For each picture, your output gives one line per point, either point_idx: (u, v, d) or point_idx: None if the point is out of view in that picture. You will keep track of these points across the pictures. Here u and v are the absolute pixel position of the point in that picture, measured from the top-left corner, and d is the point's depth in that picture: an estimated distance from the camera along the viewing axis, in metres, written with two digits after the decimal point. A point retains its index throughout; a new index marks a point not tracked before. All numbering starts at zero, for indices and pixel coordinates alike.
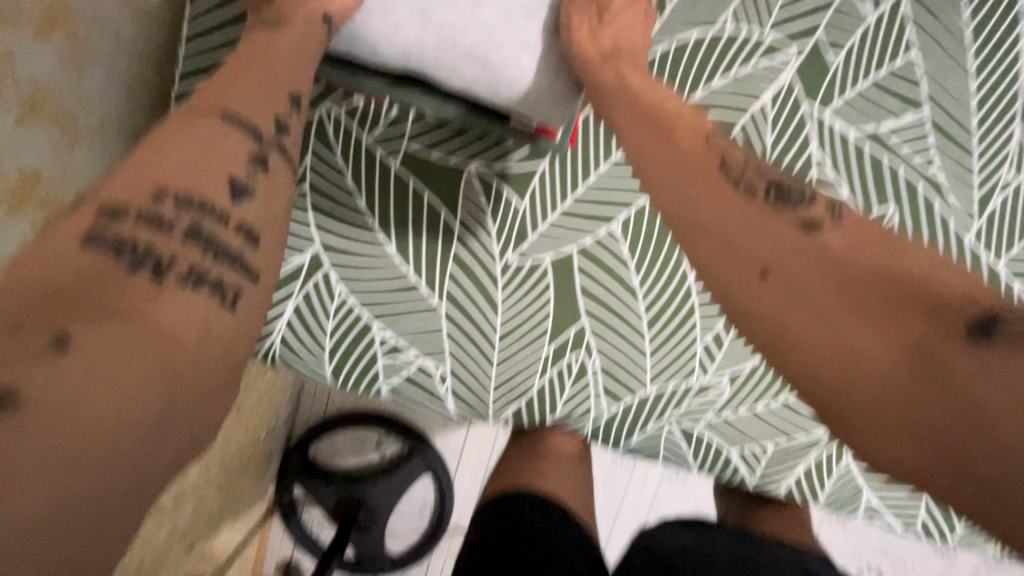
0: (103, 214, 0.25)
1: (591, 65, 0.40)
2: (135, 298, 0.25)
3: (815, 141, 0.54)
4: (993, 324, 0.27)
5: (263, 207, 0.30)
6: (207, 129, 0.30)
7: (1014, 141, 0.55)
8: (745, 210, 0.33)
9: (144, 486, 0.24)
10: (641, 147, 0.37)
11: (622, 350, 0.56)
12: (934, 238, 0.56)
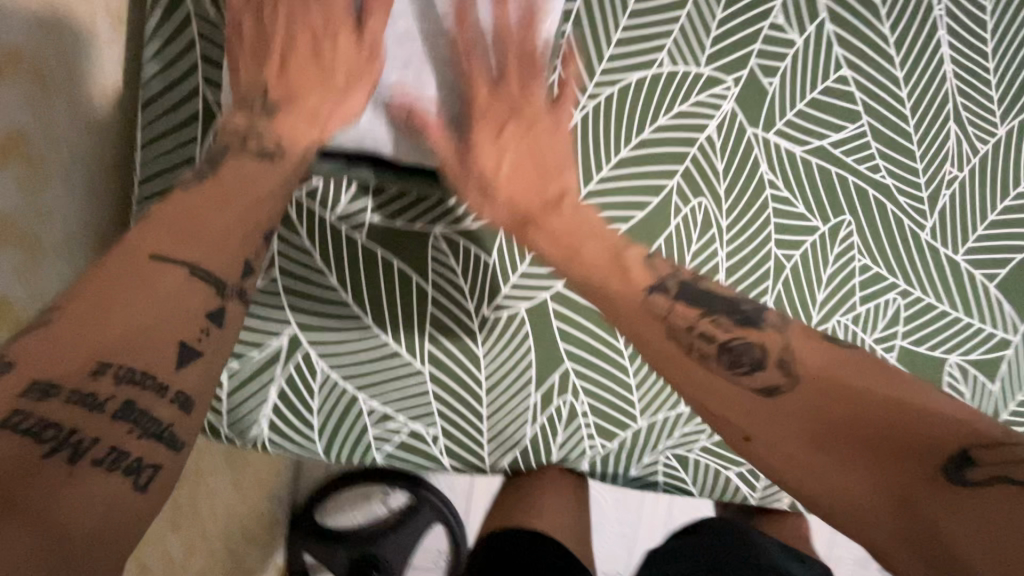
0: (33, 390, 0.25)
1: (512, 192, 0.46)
2: (45, 478, 0.23)
3: (764, 164, 0.56)
4: (965, 466, 0.26)
5: (206, 371, 0.30)
6: (171, 286, 0.31)
7: (951, 140, 0.57)
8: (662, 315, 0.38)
9: None
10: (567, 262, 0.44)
11: (608, 388, 0.57)
12: (891, 238, 0.58)
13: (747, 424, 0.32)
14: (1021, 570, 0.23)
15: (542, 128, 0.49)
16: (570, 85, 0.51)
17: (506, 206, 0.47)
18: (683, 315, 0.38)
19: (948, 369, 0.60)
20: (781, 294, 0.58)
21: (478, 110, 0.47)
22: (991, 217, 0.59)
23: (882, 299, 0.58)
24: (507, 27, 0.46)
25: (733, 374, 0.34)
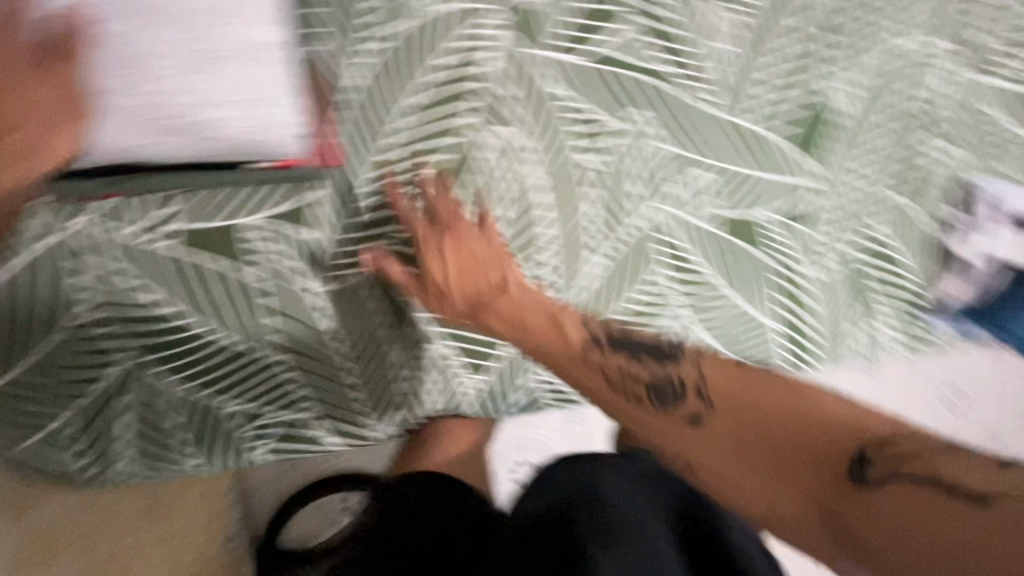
0: None
1: (460, 301, 0.55)
2: None
3: (549, 79, 0.58)
4: (865, 468, 0.37)
5: None
6: None
7: (709, 19, 0.61)
8: (603, 382, 0.47)
9: None
10: (540, 354, 0.51)
11: (468, 327, 0.58)
12: (684, 120, 0.62)
13: (685, 451, 0.43)
14: (918, 545, 0.33)
15: (467, 238, 0.55)
16: (492, 228, 0.56)
17: (462, 307, 0.55)
18: (621, 381, 0.47)
19: (762, 224, 0.65)
20: (601, 196, 0.61)
21: (416, 237, 0.55)
22: (765, 77, 0.63)
23: (690, 175, 0.63)
24: (444, 210, 0.56)
25: (668, 415, 0.44)
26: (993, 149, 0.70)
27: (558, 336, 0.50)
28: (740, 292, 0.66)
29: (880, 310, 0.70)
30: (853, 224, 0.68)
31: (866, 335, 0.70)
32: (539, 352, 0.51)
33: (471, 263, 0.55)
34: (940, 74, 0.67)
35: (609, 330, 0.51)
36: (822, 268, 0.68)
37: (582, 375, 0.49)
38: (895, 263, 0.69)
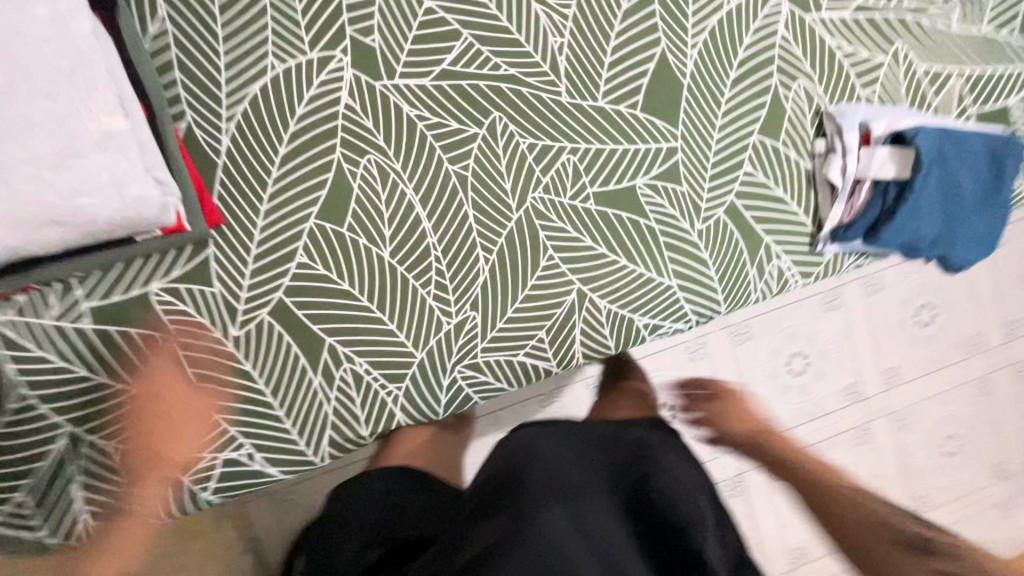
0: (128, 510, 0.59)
1: (793, 463, 0.73)
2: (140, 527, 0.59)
3: (405, 104, 0.64)
4: None
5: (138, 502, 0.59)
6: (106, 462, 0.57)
7: (542, 18, 0.66)
8: (899, 558, 0.58)
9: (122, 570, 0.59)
10: (813, 482, 0.69)
11: (375, 341, 0.64)
12: (542, 114, 0.67)
13: None
14: None
15: (823, 481, 0.68)
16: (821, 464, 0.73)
17: (804, 472, 0.71)
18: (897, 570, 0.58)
19: (641, 192, 0.69)
20: (476, 200, 0.66)
21: (782, 452, 0.76)
22: (610, 60, 0.68)
23: (558, 162, 0.67)
24: (792, 465, 0.73)
25: None
26: (849, 80, 0.73)
27: (860, 541, 0.61)
28: (633, 258, 0.70)
29: (774, 245, 0.73)
30: (730, 174, 0.71)
31: (766, 273, 0.74)
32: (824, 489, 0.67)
33: (806, 472, 0.71)
34: (782, 21, 0.71)
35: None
36: (706, 222, 0.71)
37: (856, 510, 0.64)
38: (778, 201, 0.73)
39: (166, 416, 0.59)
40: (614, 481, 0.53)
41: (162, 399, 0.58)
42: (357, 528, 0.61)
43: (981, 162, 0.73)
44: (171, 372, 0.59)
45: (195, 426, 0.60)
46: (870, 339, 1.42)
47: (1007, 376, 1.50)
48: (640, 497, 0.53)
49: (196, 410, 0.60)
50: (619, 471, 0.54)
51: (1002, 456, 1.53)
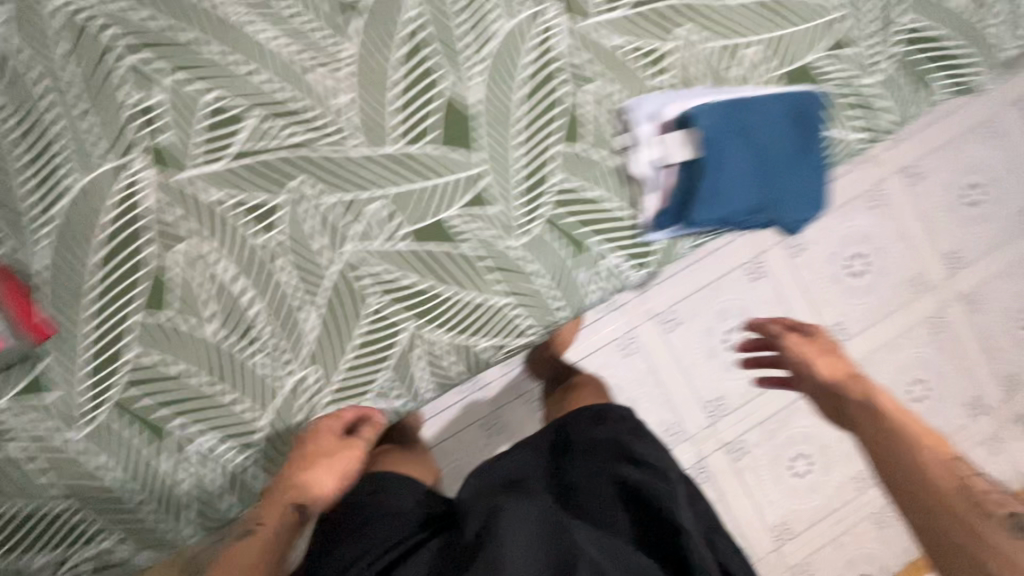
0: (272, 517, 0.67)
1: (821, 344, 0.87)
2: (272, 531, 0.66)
3: (207, 188, 0.68)
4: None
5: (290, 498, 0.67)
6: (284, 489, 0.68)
7: (322, 84, 0.70)
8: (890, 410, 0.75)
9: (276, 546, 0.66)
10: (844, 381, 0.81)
11: (219, 415, 0.69)
12: (340, 170, 0.70)
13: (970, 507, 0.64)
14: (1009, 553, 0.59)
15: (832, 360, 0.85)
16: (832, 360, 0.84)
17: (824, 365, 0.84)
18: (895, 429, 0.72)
19: (452, 222, 0.72)
20: (295, 262, 0.70)
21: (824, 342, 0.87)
22: (398, 106, 0.72)
23: (365, 212, 0.71)
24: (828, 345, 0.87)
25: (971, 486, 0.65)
26: (639, 73, 0.75)
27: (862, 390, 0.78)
28: (459, 285, 0.73)
29: (599, 244, 0.75)
30: (540, 186, 0.74)
31: (597, 273, 0.76)
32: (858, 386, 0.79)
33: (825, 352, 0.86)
34: (558, 33, 0.74)
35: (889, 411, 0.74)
36: (525, 236, 0.74)
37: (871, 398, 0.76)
38: (595, 201, 0.74)
39: (331, 461, 0.69)
40: (599, 471, 0.76)
41: (318, 437, 0.70)
42: (382, 538, 0.69)
43: (784, 125, 0.75)
44: (334, 431, 0.70)
45: (350, 465, 0.70)
46: (805, 299, 1.40)
47: (961, 309, 1.46)
48: (626, 487, 0.73)
49: (344, 457, 0.70)
50: (602, 473, 0.76)
51: (976, 391, 1.47)
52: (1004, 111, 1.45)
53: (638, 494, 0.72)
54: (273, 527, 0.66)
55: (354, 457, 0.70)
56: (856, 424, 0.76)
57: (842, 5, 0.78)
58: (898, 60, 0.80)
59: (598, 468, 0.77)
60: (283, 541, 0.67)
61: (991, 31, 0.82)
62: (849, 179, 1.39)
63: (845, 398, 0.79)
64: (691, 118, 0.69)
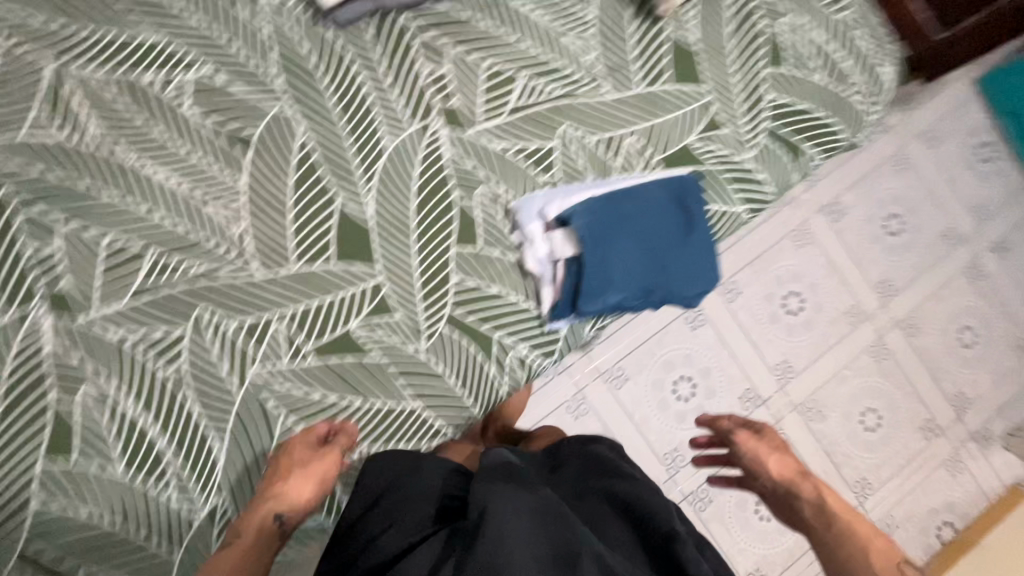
0: (259, 529, 0.64)
1: (768, 435, 0.76)
2: (260, 539, 0.64)
3: (107, 329, 0.69)
4: None
5: (277, 507, 0.65)
6: (268, 495, 0.65)
7: (218, 214, 0.73)
8: (854, 523, 0.67)
9: (262, 556, 0.63)
10: (798, 487, 0.71)
11: (128, 554, 0.68)
12: (242, 295, 0.72)
13: None
14: None
15: (783, 452, 0.75)
16: (785, 454, 0.74)
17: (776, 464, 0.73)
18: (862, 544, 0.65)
19: (356, 333, 0.74)
20: (198, 391, 0.71)
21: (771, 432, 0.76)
22: (295, 227, 0.74)
23: (268, 333, 0.72)
24: (776, 436, 0.76)
25: None
26: (528, 172, 0.79)
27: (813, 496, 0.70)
28: (367, 394, 0.74)
29: (503, 337, 0.77)
30: (440, 288, 0.76)
31: (506, 367, 0.78)
32: (814, 493, 0.70)
33: (775, 443, 0.75)
34: (445, 144, 0.78)
35: (855, 516, 0.68)
36: (430, 339, 0.76)
37: (830, 510, 0.68)
38: (496, 297, 0.77)
39: (310, 470, 0.67)
40: (588, 488, 0.68)
41: (291, 452, 0.68)
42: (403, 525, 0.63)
43: (668, 208, 0.78)
44: (307, 446, 0.69)
45: (327, 474, 0.68)
46: (747, 341, 1.43)
47: (900, 335, 1.50)
48: (618, 503, 0.65)
49: (323, 467, 0.68)
50: (592, 487, 0.68)
51: (927, 414, 1.50)
52: (913, 143, 1.54)
53: (635, 504, 0.64)
54: (258, 534, 0.63)
55: (331, 463, 0.68)
56: (815, 537, 0.68)
57: (706, 92, 0.84)
58: (769, 135, 0.85)
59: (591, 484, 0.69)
60: (263, 552, 0.64)
61: (856, 97, 0.88)
62: (774, 222, 1.45)
63: (806, 513, 0.69)
64: (566, 219, 0.74)
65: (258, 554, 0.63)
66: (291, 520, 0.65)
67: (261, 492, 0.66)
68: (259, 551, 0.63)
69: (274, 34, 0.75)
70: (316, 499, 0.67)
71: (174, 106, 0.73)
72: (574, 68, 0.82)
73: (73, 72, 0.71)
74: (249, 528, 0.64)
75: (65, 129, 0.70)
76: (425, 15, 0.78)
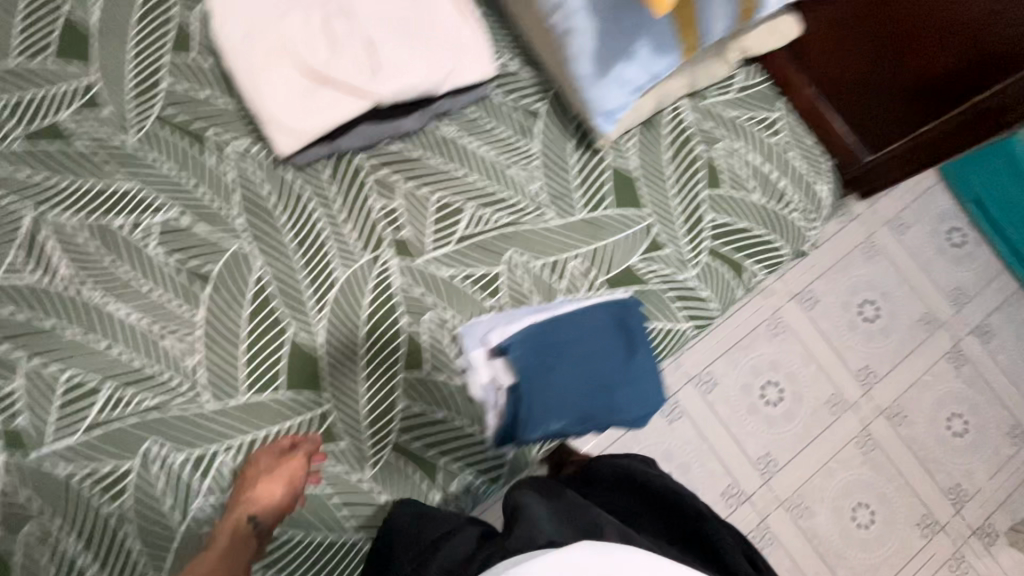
0: (239, 527, 0.69)
1: None
2: (239, 535, 0.69)
3: (58, 464, 0.71)
4: None
5: (250, 505, 0.69)
6: (243, 496, 0.70)
7: (174, 346, 0.76)
8: None
9: (237, 549, 0.68)
10: None
11: None
12: (192, 426, 0.74)
13: None
14: None
15: None
16: None
17: None
18: None
19: None
20: (141, 526, 0.72)
21: None
22: (247, 358, 0.77)
23: (214, 465, 0.74)
24: None
25: None
26: (474, 298, 0.83)
27: None
28: (309, 527, 0.74)
29: (448, 463, 0.78)
30: (386, 415, 0.78)
31: (451, 492, 0.78)
32: None
33: None
34: (395, 273, 0.82)
35: None
36: (375, 467, 0.76)
37: None
38: (442, 422, 0.78)
39: (275, 474, 0.70)
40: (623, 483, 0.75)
41: (260, 459, 0.72)
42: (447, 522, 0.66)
43: (610, 331, 0.80)
44: (274, 452, 0.72)
45: (295, 476, 0.70)
46: (726, 434, 1.40)
47: (886, 424, 1.47)
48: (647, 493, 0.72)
49: (288, 470, 0.70)
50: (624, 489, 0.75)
51: (924, 509, 1.44)
52: (880, 230, 1.57)
53: (664, 502, 0.71)
54: (233, 532, 0.69)
55: (296, 468, 0.70)
56: None
57: (647, 215, 0.89)
58: (711, 254, 0.89)
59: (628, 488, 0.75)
60: (240, 554, 0.68)
61: (795, 214, 0.93)
62: (747, 312, 1.46)
63: None
64: (503, 350, 0.75)
65: (238, 548, 0.68)
66: (265, 518, 0.70)
67: (236, 494, 0.71)
68: (236, 543, 0.68)
69: (237, 176, 0.81)
70: (288, 499, 0.71)
71: (141, 245, 0.78)
72: (519, 197, 0.87)
73: (50, 218, 0.77)
74: (227, 526, 0.69)
75: (37, 273, 0.75)
76: (378, 154, 0.85)
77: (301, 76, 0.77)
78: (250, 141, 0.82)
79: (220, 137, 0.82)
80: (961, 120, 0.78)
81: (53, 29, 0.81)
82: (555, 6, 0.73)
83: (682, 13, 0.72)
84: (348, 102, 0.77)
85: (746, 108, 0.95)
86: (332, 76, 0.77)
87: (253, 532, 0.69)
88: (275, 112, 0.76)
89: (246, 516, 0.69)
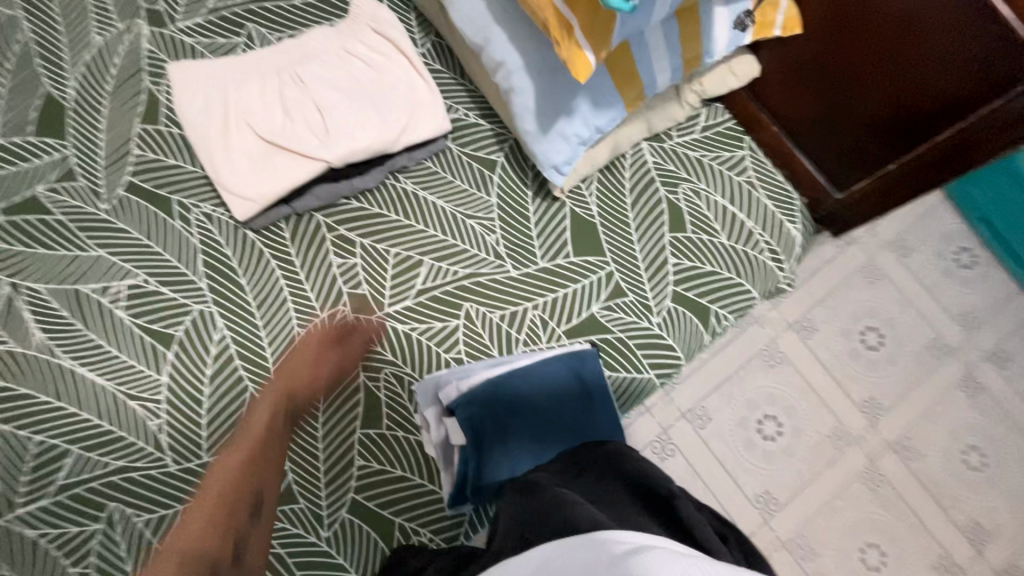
0: (279, 409, 0.78)
1: None
2: (279, 409, 0.77)
3: (26, 527, 0.74)
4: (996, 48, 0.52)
5: (294, 379, 0.79)
6: (286, 367, 0.80)
7: (139, 409, 0.78)
8: None
9: (261, 447, 0.72)
10: None
11: None
12: (155, 489, 0.77)
13: None
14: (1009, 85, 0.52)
15: None
16: None
17: None
18: None
19: None
20: None
21: None
22: (208, 419, 0.79)
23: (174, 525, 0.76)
24: None
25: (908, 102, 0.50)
26: (431, 352, 0.83)
27: None
28: None
29: (405, 522, 0.77)
30: (343, 474, 0.78)
31: None
32: None
33: None
34: (353, 329, 0.83)
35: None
36: (332, 527, 0.77)
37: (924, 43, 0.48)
38: (399, 480, 0.78)
39: (330, 350, 0.81)
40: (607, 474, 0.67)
41: (308, 338, 0.82)
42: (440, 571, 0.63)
43: (565, 384, 0.79)
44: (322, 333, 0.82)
45: (353, 350, 0.82)
46: (721, 470, 1.36)
47: (895, 458, 1.40)
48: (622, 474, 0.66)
49: (330, 352, 0.81)
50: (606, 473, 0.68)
51: (940, 549, 1.36)
52: (881, 253, 1.51)
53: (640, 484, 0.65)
54: (274, 403, 0.78)
55: (354, 348, 0.82)
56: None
57: (608, 261, 0.88)
58: (675, 299, 0.87)
59: (604, 469, 0.69)
60: (272, 428, 0.75)
61: (764, 255, 0.91)
62: (740, 342, 1.42)
63: None
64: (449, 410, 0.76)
65: (263, 445, 0.73)
66: (307, 393, 0.79)
67: (275, 375, 0.81)
68: (261, 443, 0.73)
69: (201, 239, 0.84)
70: (338, 377, 0.81)
71: (111, 310, 0.81)
72: (478, 249, 0.87)
73: (25, 286, 0.80)
74: (275, 394, 0.79)
75: (10, 339, 0.79)
76: (337, 213, 0.86)
77: (256, 143, 0.80)
78: (214, 204, 0.85)
79: (186, 202, 0.85)
80: (933, 161, 0.75)
81: (32, 107, 0.86)
82: (496, 66, 0.73)
83: (620, 70, 0.72)
84: (302, 166, 0.79)
85: (710, 148, 0.93)
86: (286, 143, 0.79)
87: (280, 411, 0.77)
88: (231, 180, 0.79)
89: (275, 404, 0.78)
